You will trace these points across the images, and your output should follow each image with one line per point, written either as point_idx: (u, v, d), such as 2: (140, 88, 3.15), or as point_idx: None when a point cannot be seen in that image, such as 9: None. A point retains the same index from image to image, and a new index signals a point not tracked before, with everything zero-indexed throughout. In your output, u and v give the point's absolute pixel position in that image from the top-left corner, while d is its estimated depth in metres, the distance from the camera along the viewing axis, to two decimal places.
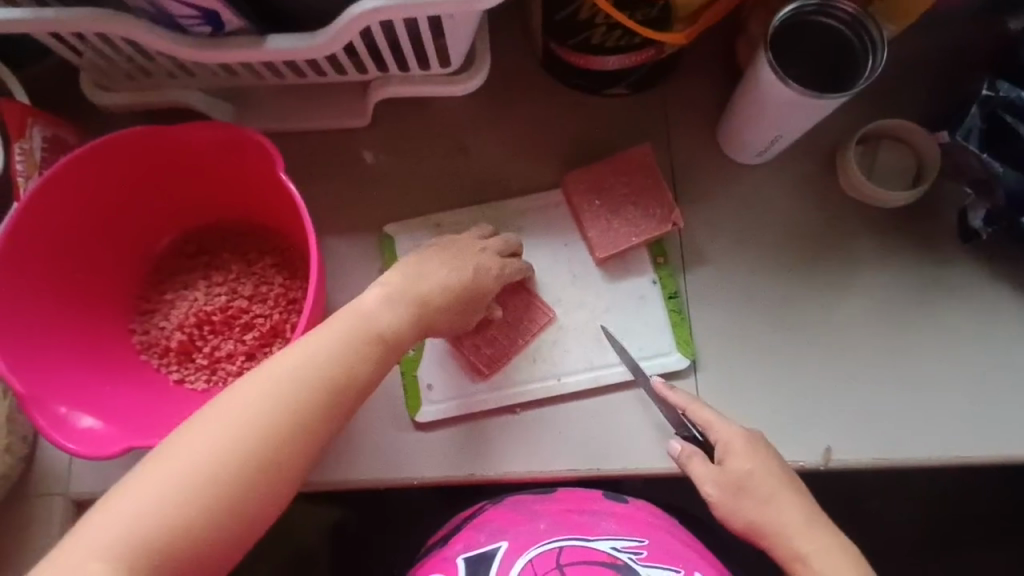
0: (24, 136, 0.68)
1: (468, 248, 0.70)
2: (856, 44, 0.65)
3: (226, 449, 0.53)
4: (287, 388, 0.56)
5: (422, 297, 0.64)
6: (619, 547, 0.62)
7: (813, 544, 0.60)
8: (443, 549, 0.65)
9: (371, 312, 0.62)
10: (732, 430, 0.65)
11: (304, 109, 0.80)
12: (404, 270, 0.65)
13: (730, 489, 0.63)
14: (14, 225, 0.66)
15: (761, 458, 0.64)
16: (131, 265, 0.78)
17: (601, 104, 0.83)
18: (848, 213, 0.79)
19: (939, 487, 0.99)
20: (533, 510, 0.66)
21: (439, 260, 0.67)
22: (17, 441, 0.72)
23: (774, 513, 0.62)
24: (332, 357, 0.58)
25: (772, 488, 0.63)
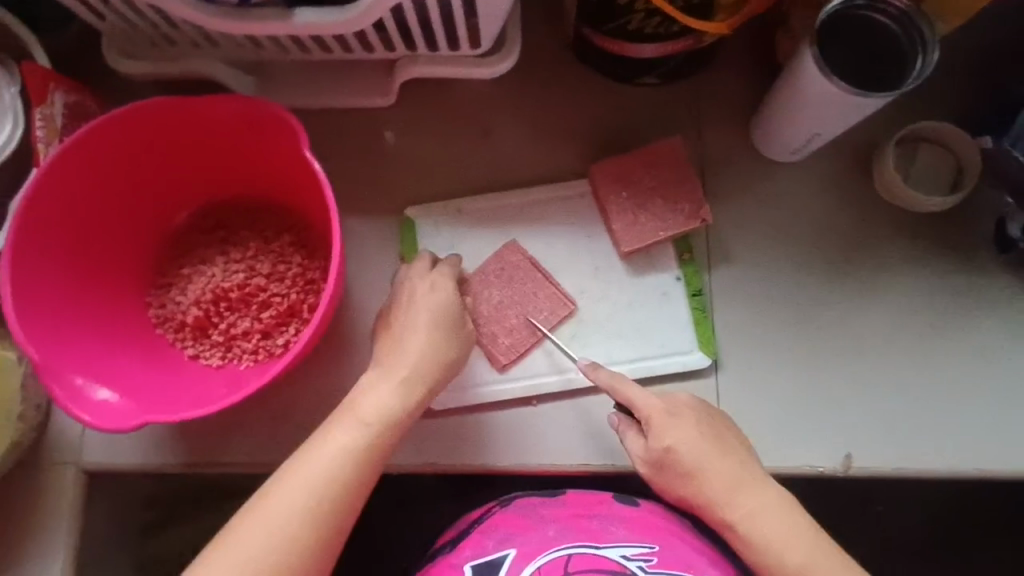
0: (45, 101, 0.67)
1: (420, 292, 0.67)
2: (905, 43, 0.63)
3: (283, 532, 0.56)
4: (319, 484, 0.58)
5: (429, 379, 0.64)
6: (628, 555, 0.61)
7: (741, 508, 0.62)
8: (450, 555, 0.64)
9: (382, 411, 0.62)
10: (650, 404, 0.66)
11: (329, 84, 0.78)
12: (398, 356, 0.64)
13: (657, 464, 0.65)
14: (34, 192, 0.64)
15: (684, 430, 0.64)
16: (148, 237, 0.77)
17: (632, 93, 0.81)
18: (881, 216, 0.77)
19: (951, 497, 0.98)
20: (542, 516, 0.65)
21: (415, 331, 0.65)
22: (31, 409, 0.71)
23: (701, 483, 0.63)
24: (360, 447, 0.60)
25: (696, 459, 0.63)
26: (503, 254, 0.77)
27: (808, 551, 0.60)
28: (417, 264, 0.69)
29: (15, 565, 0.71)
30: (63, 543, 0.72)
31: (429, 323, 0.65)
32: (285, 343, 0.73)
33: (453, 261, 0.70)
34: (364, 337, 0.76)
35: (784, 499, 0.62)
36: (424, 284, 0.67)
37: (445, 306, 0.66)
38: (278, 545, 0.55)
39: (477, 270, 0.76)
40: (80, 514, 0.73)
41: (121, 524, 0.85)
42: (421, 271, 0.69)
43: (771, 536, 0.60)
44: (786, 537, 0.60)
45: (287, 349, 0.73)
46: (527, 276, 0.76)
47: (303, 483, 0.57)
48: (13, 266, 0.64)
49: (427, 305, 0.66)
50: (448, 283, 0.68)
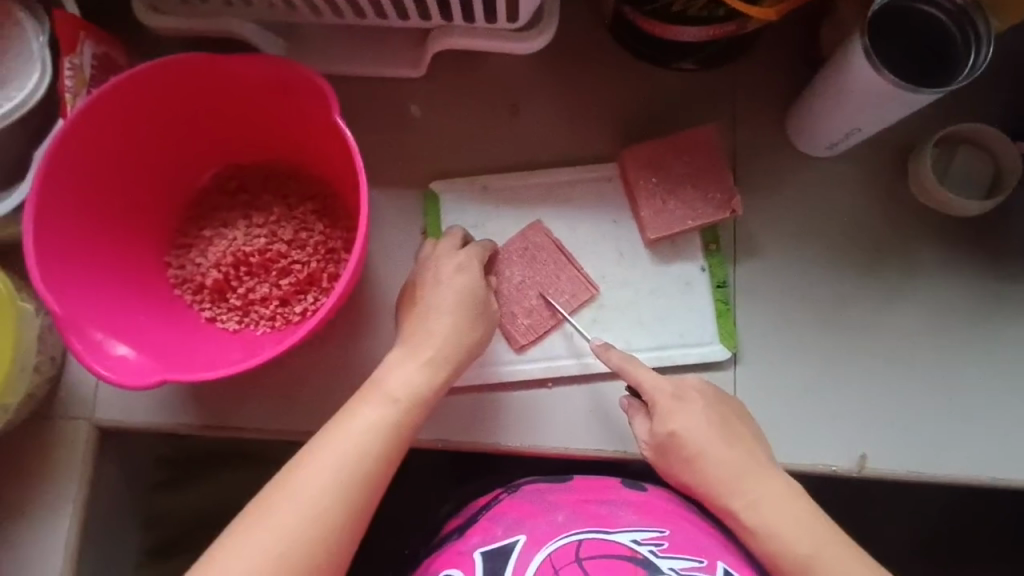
0: (75, 51, 0.66)
1: (447, 274, 0.66)
2: (958, 38, 0.62)
3: (313, 507, 0.55)
4: (349, 462, 0.57)
5: (456, 361, 0.64)
6: (639, 539, 0.60)
7: (748, 495, 0.61)
8: (459, 543, 0.64)
9: (410, 390, 0.62)
10: (659, 388, 0.65)
11: (359, 51, 0.76)
12: (426, 336, 0.64)
13: (662, 449, 0.64)
14: (61, 143, 0.64)
15: (690, 415, 0.64)
16: (170, 197, 0.76)
17: (667, 78, 0.79)
18: (913, 217, 0.76)
19: (956, 504, 0.98)
20: (549, 502, 0.65)
21: (442, 312, 0.64)
22: (47, 361, 0.71)
23: (705, 470, 0.62)
24: (387, 427, 0.60)
25: (700, 445, 0.63)
26: (527, 234, 0.76)
27: (812, 542, 0.59)
28: (445, 241, 0.69)
29: (26, 516, 0.72)
30: (74, 496, 0.72)
31: (457, 306, 0.65)
32: (303, 311, 0.73)
33: (481, 246, 0.69)
34: (382, 310, 0.75)
35: (790, 490, 0.61)
36: (451, 263, 0.67)
37: (469, 288, 0.66)
38: (307, 519, 0.55)
39: (501, 249, 0.75)
40: (90, 469, 0.73)
41: (129, 483, 0.85)
42: (447, 252, 0.68)
43: (779, 524, 0.59)
44: (790, 528, 0.59)
45: (304, 317, 0.72)
46: (551, 258, 0.75)
47: (332, 459, 0.57)
48: (38, 216, 0.63)
49: (453, 286, 0.66)
50: (475, 265, 0.67)
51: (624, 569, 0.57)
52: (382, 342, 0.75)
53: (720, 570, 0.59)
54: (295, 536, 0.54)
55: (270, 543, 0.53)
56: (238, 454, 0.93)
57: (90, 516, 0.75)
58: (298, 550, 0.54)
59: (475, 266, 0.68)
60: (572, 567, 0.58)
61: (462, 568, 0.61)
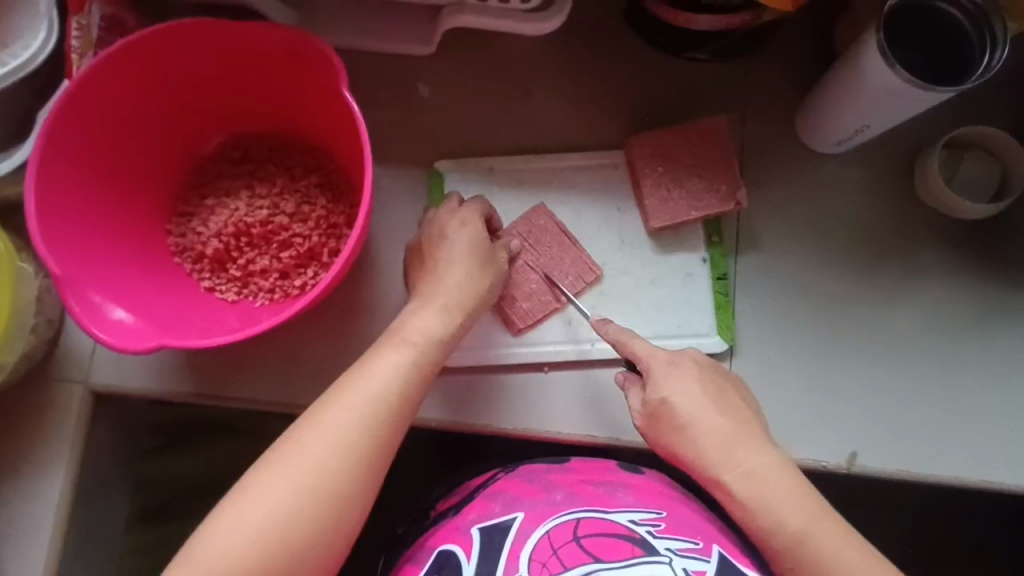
0: (83, 11, 0.66)
1: (452, 229, 0.67)
2: (975, 37, 0.62)
3: (315, 485, 0.54)
4: (370, 402, 0.58)
5: (469, 306, 0.65)
6: (636, 520, 0.61)
7: (740, 464, 0.60)
8: (456, 519, 0.65)
9: (426, 334, 0.62)
10: (652, 355, 0.66)
11: (370, 26, 0.76)
12: (437, 286, 0.65)
13: (654, 417, 0.64)
14: (66, 104, 0.63)
15: (683, 381, 0.64)
16: (174, 164, 0.76)
17: (679, 67, 0.78)
18: (917, 218, 0.76)
19: (935, 505, 0.99)
20: (547, 481, 0.66)
21: (453, 261, 0.65)
22: (43, 322, 0.71)
23: (698, 437, 0.62)
24: (406, 370, 0.60)
25: (692, 410, 0.63)
26: (531, 218, 0.75)
27: (803, 513, 0.58)
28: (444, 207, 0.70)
29: (18, 475, 0.72)
30: (67, 458, 0.72)
31: (466, 254, 0.66)
32: (302, 285, 0.72)
33: (480, 200, 0.70)
34: (382, 287, 0.75)
35: (781, 462, 0.61)
36: (456, 220, 0.68)
37: (478, 239, 0.67)
38: (311, 498, 0.54)
39: (505, 230, 0.75)
40: (84, 432, 0.74)
41: (122, 449, 0.85)
42: (449, 211, 0.69)
43: (770, 497, 0.59)
44: (781, 498, 0.59)
45: (303, 291, 0.72)
46: (555, 241, 0.75)
47: (332, 438, 0.55)
48: (41, 176, 0.63)
49: (459, 244, 0.66)
50: (478, 220, 0.68)
51: (622, 547, 0.58)
52: (381, 319, 0.75)
53: (716, 553, 0.60)
54: (299, 514, 0.53)
55: (272, 519, 0.52)
56: (232, 426, 0.94)
57: (82, 479, 0.75)
58: (304, 528, 0.53)
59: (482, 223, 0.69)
60: (570, 545, 0.58)
61: (460, 544, 0.62)
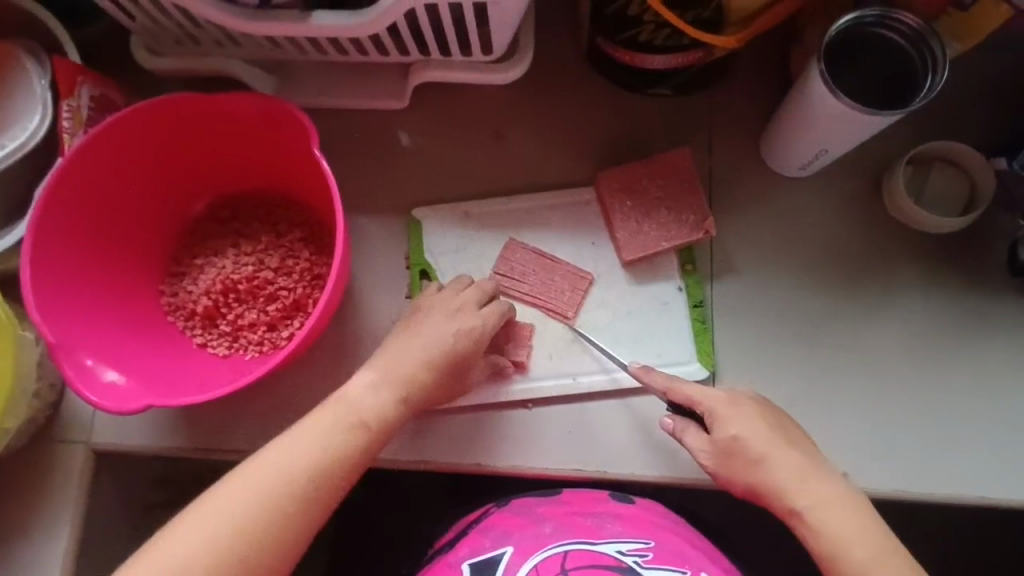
0: (73, 94, 0.70)
1: (448, 310, 0.69)
2: (917, 62, 0.63)
3: (225, 553, 0.57)
4: (307, 449, 0.62)
5: (422, 393, 0.67)
6: (624, 550, 0.63)
7: (814, 495, 0.62)
8: (448, 554, 0.65)
9: (370, 405, 0.65)
10: (710, 396, 0.67)
11: (345, 86, 0.80)
12: (392, 365, 0.66)
13: (725, 455, 0.65)
14: (58, 181, 0.68)
15: (752, 420, 0.65)
16: (164, 228, 0.79)
17: (643, 103, 0.81)
18: (889, 234, 0.77)
19: (946, 521, 0.97)
20: (537, 514, 0.66)
21: (446, 332, 0.68)
22: (46, 387, 0.75)
23: (771, 472, 0.63)
24: (343, 427, 0.63)
25: (765, 447, 0.64)
26: (506, 255, 0.78)
27: (869, 540, 0.60)
28: (451, 286, 0.71)
29: (24, 538, 0.74)
30: (71, 518, 0.75)
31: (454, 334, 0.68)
32: (290, 335, 0.75)
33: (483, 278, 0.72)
34: (367, 335, 0.77)
35: (851, 493, 0.63)
36: (452, 305, 0.69)
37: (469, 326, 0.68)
38: (223, 560, 0.57)
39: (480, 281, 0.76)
40: (87, 492, 0.76)
41: (128, 505, 0.87)
42: (450, 295, 0.70)
43: (841, 527, 0.61)
44: (851, 528, 0.61)
45: (291, 341, 0.75)
46: (537, 266, 0.78)
47: (240, 503, 0.59)
48: (35, 251, 0.67)
49: (454, 320, 0.68)
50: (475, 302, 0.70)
51: None
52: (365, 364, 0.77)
53: None
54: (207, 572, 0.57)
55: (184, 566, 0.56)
56: None
57: (86, 539, 0.77)
58: None
59: (489, 302, 0.71)
60: None
61: None
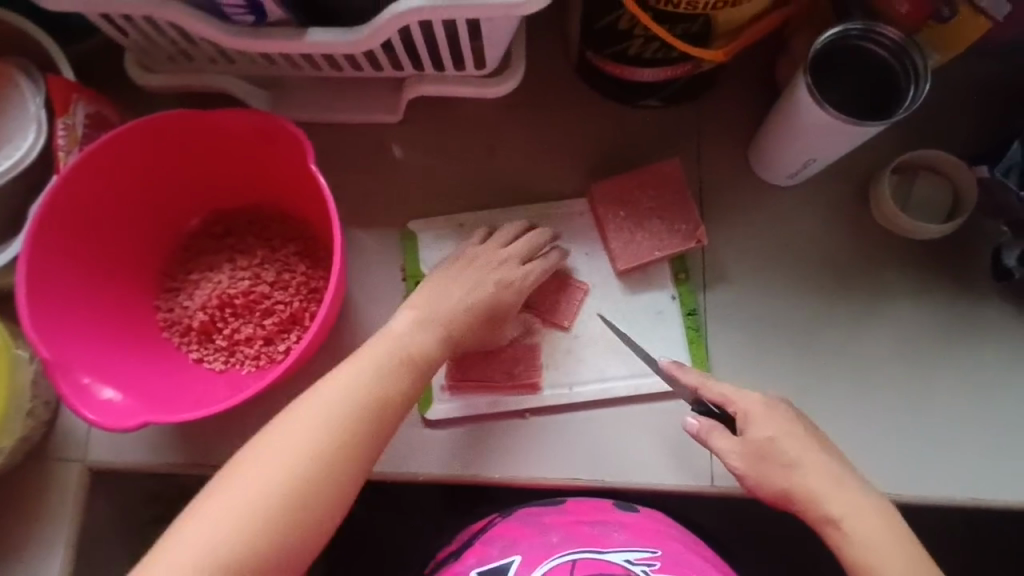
0: (67, 112, 0.70)
1: (489, 257, 0.71)
2: (900, 72, 0.65)
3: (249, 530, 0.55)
4: (342, 411, 0.60)
5: (464, 329, 0.68)
6: (631, 560, 0.63)
7: (845, 503, 0.62)
8: (455, 565, 0.66)
9: (415, 345, 0.66)
10: (747, 399, 0.67)
11: (339, 101, 0.80)
12: (438, 308, 0.68)
13: (758, 457, 0.65)
14: (53, 199, 0.68)
15: (787, 425, 0.66)
16: (159, 243, 0.79)
17: (634, 115, 0.82)
18: (876, 241, 0.78)
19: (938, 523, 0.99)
20: (543, 523, 0.67)
21: (486, 275, 0.70)
22: (40, 405, 0.74)
23: (804, 477, 0.63)
24: (382, 370, 0.63)
25: (799, 452, 0.64)
26: None
27: (900, 550, 0.60)
28: (495, 237, 0.73)
29: (18, 559, 0.73)
30: (66, 537, 0.74)
31: (494, 276, 0.70)
32: (287, 349, 0.75)
33: (526, 223, 0.75)
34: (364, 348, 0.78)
35: (881, 504, 0.63)
36: (494, 254, 0.72)
37: (508, 272, 0.71)
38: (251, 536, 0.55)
39: None
40: (82, 510, 0.76)
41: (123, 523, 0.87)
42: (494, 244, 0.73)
43: (872, 537, 0.61)
44: (884, 540, 0.61)
45: (288, 355, 0.75)
46: None
47: (265, 478, 0.56)
48: (30, 269, 0.67)
49: (497, 270, 0.71)
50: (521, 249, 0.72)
51: None
52: None
53: None
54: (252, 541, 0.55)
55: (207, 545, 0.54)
56: None
57: (82, 557, 0.77)
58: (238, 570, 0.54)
59: (533, 257, 0.73)
60: None
61: None
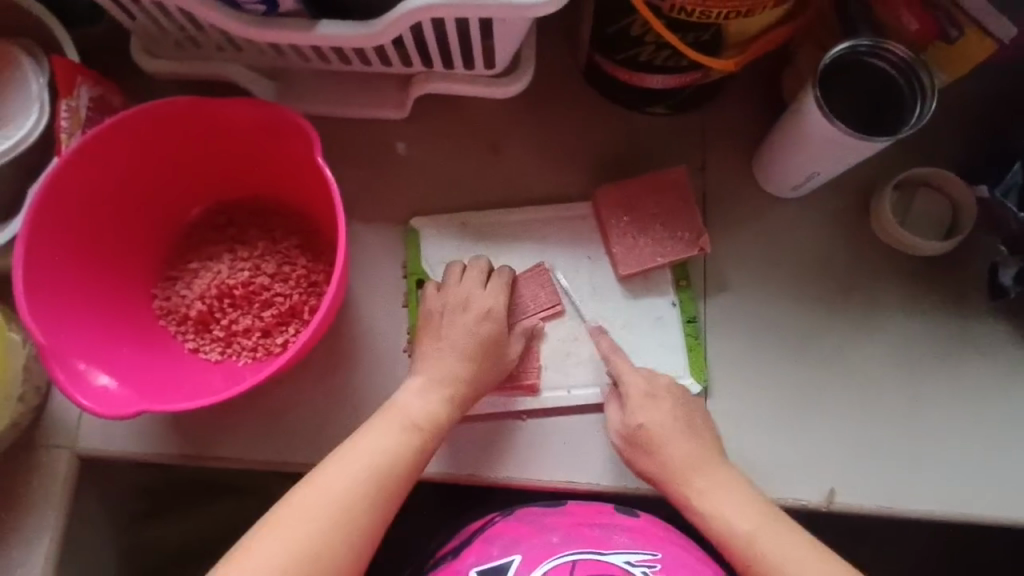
0: (72, 94, 0.69)
1: (467, 300, 0.73)
2: (905, 88, 0.66)
3: None
4: (355, 476, 0.62)
5: (469, 382, 0.70)
6: (632, 561, 0.63)
7: (707, 481, 0.67)
8: (454, 562, 0.66)
9: (424, 409, 0.67)
10: (631, 381, 0.72)
11: (345, 95, 0.80)
12: (435, 366, 0.70)
13: (633, 440, 0.70)
14: (54, 182, 0.67)
15: (660, 409, 0.70)
16: (159, 231, 0.78)
17: (640, 121, 0.83)
18: (876, 255, 0.79)
19: (923, 535, 1.01)
20: (544, 523, 0.67)
21: (468, 321, 0.71)
22: (31, 390, 0.73)
23: (667, 459, 0.68)
24: (395, 439, 0.65)
25: (667, 437, 0.69)
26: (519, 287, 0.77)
27: (751, 518, 0.65)
28: (448, 277, 0.74)
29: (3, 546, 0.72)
30: (52, 525, 0.73)
31: (482, 322, 0.71)
32: (284, 342, 0.75)
33: (506, 270, 0.75)
34: (362, 344, 0.77)
35: (742, 482, 0.67)
36: (468, 295, 0.73)
37: (493, 316, 0.72)
38: None
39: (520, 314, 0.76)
40: (69, 499, 0.74)
41: (108, 513, 0.86)
42: (472, 283, 0.74)
43: (729, 511, 0.65)
44: (739, 513, 0.65)
45: (285, 348, 0.74)
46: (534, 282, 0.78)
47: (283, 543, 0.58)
48: (28, 253, 0.66)
49: (470, 312, 0.72)
50: (501, 291, 0.74)
51: None
52: (359, 373, 0.77)
53: None
54: None
55: None
56: (220, 484, 0.94)
57: (67, 546, 0.76)
58: None
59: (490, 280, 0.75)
60: None
61: None
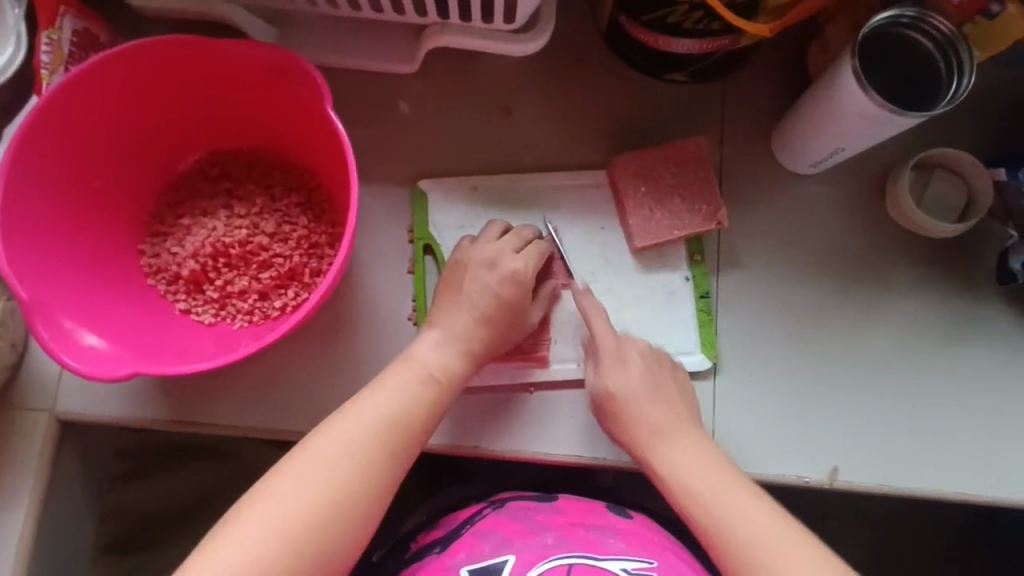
0: (54, 25, 0.64)
1: (487, 256, 0.69)
2: (942, 63, 0.65)
3: (282, 539, 0.55)
4: (373, 431, 0.60)
5: (487, 340, 0.67)
6: (628, 569, 0.63)
7: (670, 443, 0.66)
8: (442, 556, 0.65)
9: (443, 366, 0.65)
10: (603, 343, 0.70)
11: (351, 44, 0.75)
12: (451, 319, 0.67)
13: (599, 401, 0.69)
14: (36, 122, 0.61)
15: (628, 373, 0.69)
16: (147, 183, 0.73)
17: (659, 89, 0.80)
18: (890, 237, 0.78)
19: (895, 512, 1.04)
20: (538, 522, 0.66)
21: (491, 280, 0.68)
22: (7, 349, 0.68)
23: (633, 422, 0.67)
24: (412, 395, 0.63)
25: (632, 400, 0.68)
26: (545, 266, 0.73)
27: (712, 481, 0.63)
28: (488, 232, 0.71)
29: None
30: (31, 492, 0.69)
31: (505, 282, 0.68)
32: (283, 306, 0.70)
33: (530, 229, 0.72)
34: (365, 310, 0.74)
35: (707, 447, 0.66)
36: (490, 250, 0.69)
37: (518, 276, 0.68)
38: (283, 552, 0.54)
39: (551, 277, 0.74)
40: (49, 464, 0.70)
41: (87, 478, 0.81)
42: (491, 240, 0.70)
43: (686, 473, 0.64)
44: (700, 477, 0.64)
45: (284, 312, 0.70)
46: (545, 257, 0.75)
47: (296, 490, 0.57)
48: (6, 199, 0.61)
49: (497, 271, 0.68)
50: (522, 247, 0.70)
51: None
52: (362, 340, 0.73)
53: None
54: (287, 534, 0.55)
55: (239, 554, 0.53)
56: (205, 452, 0.90)
57: (46, 513, 0.72)
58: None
59: (525, 247, 0.71)
60: None
61: None
